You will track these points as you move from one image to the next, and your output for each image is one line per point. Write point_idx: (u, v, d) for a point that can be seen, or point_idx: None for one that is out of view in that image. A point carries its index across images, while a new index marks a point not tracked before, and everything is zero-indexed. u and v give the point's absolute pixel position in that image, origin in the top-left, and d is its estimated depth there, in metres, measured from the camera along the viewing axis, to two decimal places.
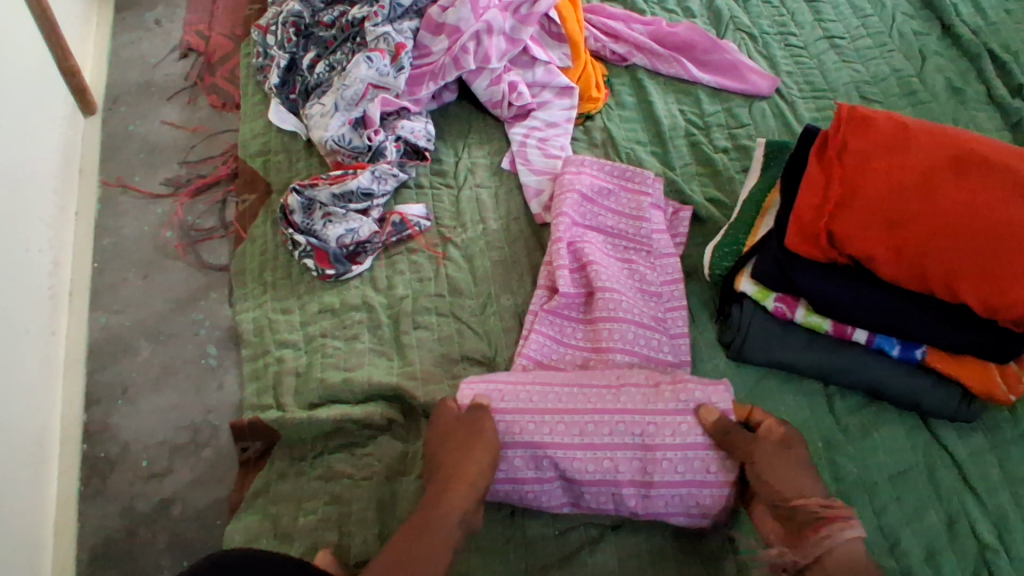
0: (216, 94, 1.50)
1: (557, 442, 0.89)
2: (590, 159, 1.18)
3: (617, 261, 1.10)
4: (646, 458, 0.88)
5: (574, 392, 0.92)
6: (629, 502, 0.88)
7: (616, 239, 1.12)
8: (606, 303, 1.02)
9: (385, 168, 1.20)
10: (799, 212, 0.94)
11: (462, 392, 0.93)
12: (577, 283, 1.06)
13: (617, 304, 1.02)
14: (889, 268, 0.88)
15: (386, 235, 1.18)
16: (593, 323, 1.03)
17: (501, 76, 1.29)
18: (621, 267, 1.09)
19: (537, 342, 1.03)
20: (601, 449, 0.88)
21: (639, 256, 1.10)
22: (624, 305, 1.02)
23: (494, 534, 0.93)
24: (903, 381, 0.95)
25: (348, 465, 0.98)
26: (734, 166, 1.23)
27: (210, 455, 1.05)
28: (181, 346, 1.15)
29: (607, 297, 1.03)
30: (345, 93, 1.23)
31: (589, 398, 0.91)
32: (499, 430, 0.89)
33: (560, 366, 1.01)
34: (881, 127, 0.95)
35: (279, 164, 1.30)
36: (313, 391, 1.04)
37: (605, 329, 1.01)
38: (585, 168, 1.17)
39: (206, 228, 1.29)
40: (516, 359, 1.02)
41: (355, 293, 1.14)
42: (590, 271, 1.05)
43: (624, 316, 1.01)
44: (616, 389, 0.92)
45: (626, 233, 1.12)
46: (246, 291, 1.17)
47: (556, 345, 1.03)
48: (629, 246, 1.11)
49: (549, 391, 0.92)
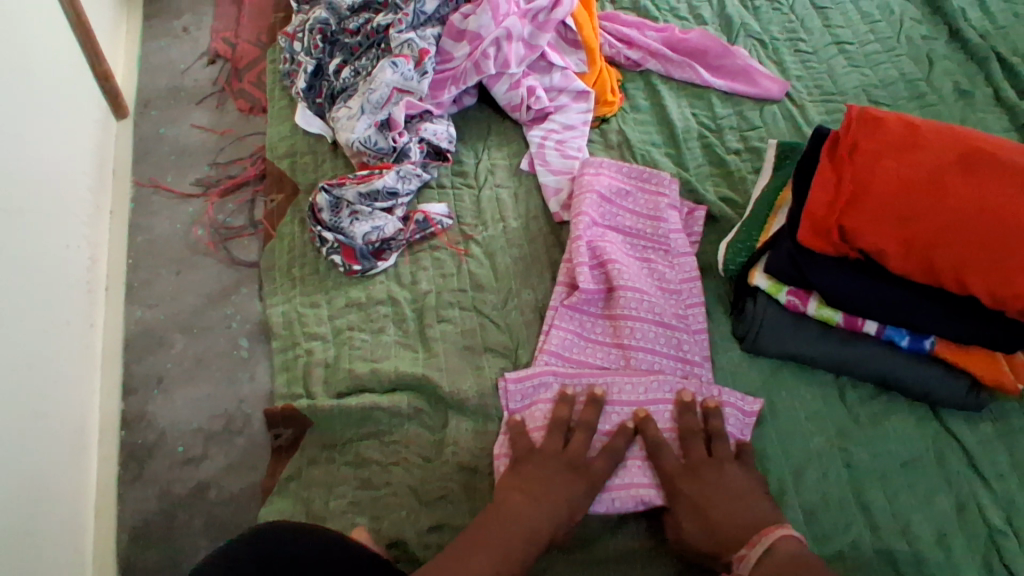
0: (243, 99, 1.55)
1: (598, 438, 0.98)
2: (608, 161, 1.22)
3: (636, 258, 1.14)
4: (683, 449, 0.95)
5: (600, 381, 1.02)
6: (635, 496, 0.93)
7: (635, 239, 1.16)
8: (628, 300, 1.07)
9: (409, 168, 1.25)
10: (812, 208, 0.98)
11: (505, 389, 1.03)
12: (598, 280, 1.10)
13: (638, 302, 1.07)
14: (898, 261, 0.92)
15: (410, 232, 1.22)
16: (613, 320, 1.08)
17: (520, 81, 1.34)
18: (641, 264, 1.13)
19: (559, 336, 1.07)
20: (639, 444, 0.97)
21: (657, 254, 1.15)
22: (644, 304, 1.07)
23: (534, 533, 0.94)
24: (913, 372, 0.98)
25: (375, 451, 1.01)
26: (747, 167, 1.27)
27: (242, 443, 1.09)
28: (213, 339, 1.19)
29: (628, 294, 1.07)
30: (371, 97, 1.27)
31: (618, 386, 1.01)
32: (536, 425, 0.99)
33: (583, 359, 1.06)
34: (891, 127, 0.98)
35: (305, 165, 1.36)
36: (341, 381, 1.08)
37: (627, 327, 1.06)
38: (603, 170, 1.22)
39: (235, 227, 1.33)
40: (539, 354, 1.06)
41: (381, 288, 1.18)
42: (611, 269, 1.09)
43: (644, 314, 1.07)
44: (644, 380, 1.01)
45: (643, 232, 1.17)
46: (275, 286, 1.22)
47: (578, 340, 1.07)
48: (648, 245, 1.16)
49: (576, 377, 1.03)
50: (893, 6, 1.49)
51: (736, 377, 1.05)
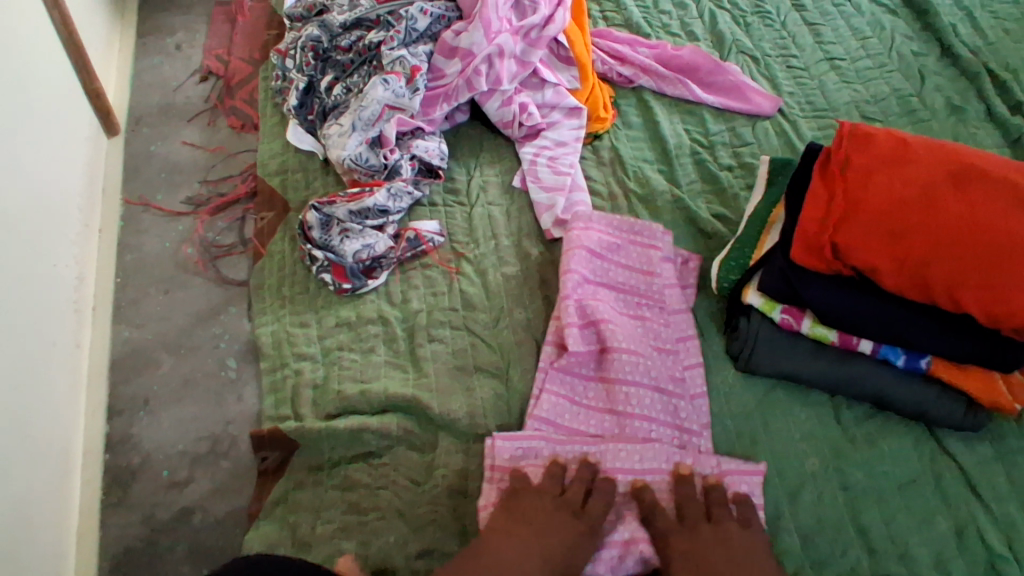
0: (235, 116, 1.54)
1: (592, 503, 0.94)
2: (597, 214, 1.16)
3: (630, 317, 1.08)
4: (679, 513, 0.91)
5: (595, 449, 0.97)
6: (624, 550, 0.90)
7: (628, 295, 1.10)
8: (623, 366, 1.02)
9: (401, 186, 1.24)
10: (804, 225, 0.96)
11: (492, 446, 0.97)
12: (589, 340, 1.05)
13: (634, 367, 1.02)
14: (892, 278, 0.90)
15: (401, 250, 1.21)
16: (607, 385, 1.03)
17: (512, 97, 1.34)
18: (635, 322, 1.07)
19: (550, 402, 1.02)
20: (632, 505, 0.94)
21: (651, 311, 1.09)
22: (638, 369, 1.02)
23: None
24: (908, 392, 0.96)
25: (363, 474, 1.00)
26: (739, 183, 1.26)
27: (229, 466, 1.07)
28: (200, 359, 1.18)
29: (623, 358, 1.02)
30: (363, 114, 1.26)
31: (613, 454, 0.97)
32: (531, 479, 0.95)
33: (576, 426, 1.01)
34: (881, 143, 0.98)
35: (296, 183, 1.35)
36: (330, 402, 1.07)
37: (623, 394, 1.01)
38: (592, 223, 1.15)
39: (225, 245, 1.32)
40: (528, 419, 1.02)
41: (371, 307, 1.17)
42: (605, 332, 1.03)
43: (640, 379, 1.02)
44: (641, 448, 0.97)
45: (636, 288, 1.11)
46: (265, 305, 1.20)
47: (571, 406, 1.02)
48: (641, 302, 1.10)
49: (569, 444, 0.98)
50: (883, 22, 1.50)
51: (730, 396, 1.03)
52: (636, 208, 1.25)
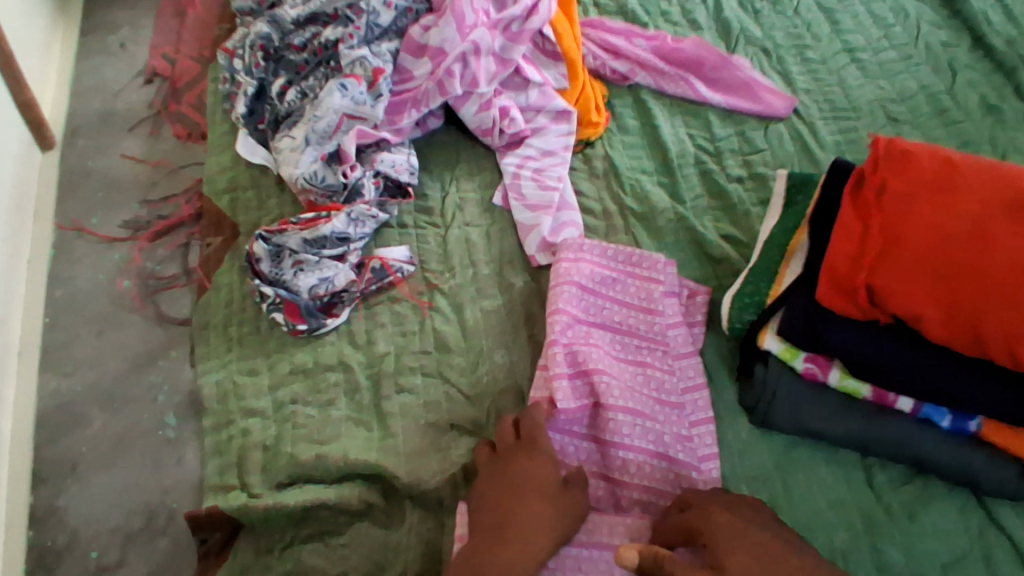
0: (181, 124, 1.39)
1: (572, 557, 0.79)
2: (588, 243, 1.01)
3: (628, 363, 0.94)
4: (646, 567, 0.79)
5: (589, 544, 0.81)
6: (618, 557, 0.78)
7: (625, 338, 0.96)
8: (620, 427, 0.87)
9: (362, 210, 1.09)
10: (833, 264, 0.82)
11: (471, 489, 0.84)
12: (580, 393, 0.89)
13: (632, 427, 0.88)
14: (938, 329, 0.76)
15: (365, 283, 1.06)
16: (600, 447, 0.89)
17: (491, 101, 1.17)
18: (634, 370, 0.93)
19: None
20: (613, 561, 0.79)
21: (653, 355, 0.94)
22: (637, 429, 0.88)
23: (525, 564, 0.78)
24: (954, 458, 0.81)
25: (319, 558, 0.86)
26: (751, 198, 1.10)
27: (167, 545, 0.94)
28: (137, 415, 1.04)
29: (619, 416, 0.88)
30: (317, 126, 1.11)
31: (608, 527, 0.82)
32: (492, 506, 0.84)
33: None
34: (925, 163, 0.82)
35: (247, 202, 1.18)
36: (282, 469, 0.92)
37: (620, 460, 0.87)
38: (583, 253, 1.00)
39: (166, 276, 1.17)
40: None
41: (331, 351, 1.01)
42: (598, 386, 0.88)
43: (638, 440, 0.88)
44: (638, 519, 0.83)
45: (635, 329, 0.96)
46: (209, 349, 1.05)
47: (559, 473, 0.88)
48: (641, 345, 0.95)
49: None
50: (907, 8, 1.33)
51: (745, 457, 0.88)
52: (634, 228, 1.09)
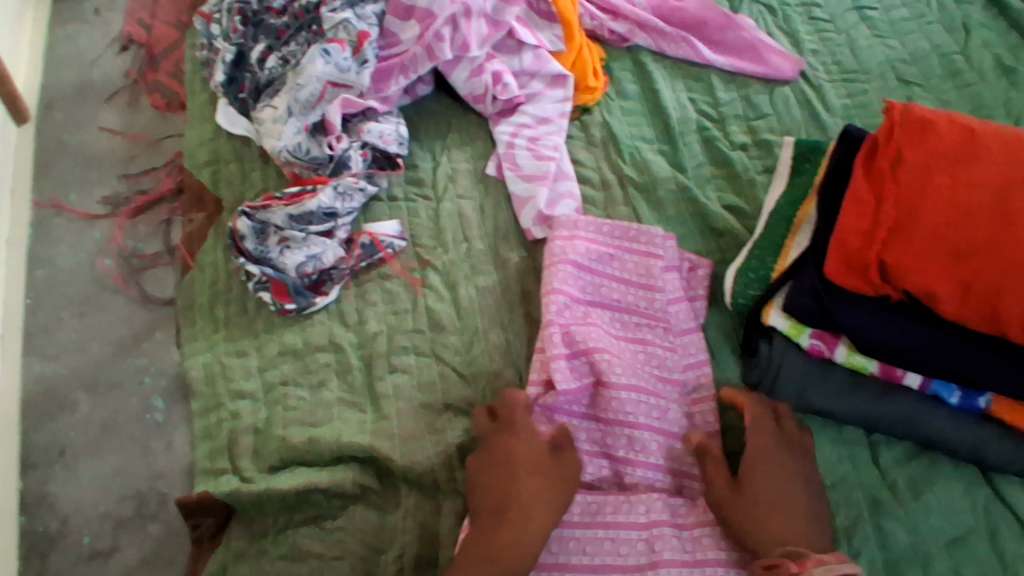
0: (158, 93, 1.33)
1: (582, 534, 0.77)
2: (582, 219, 0.97)
3: (629, 342, 0.90)
4: (651, 536, 0.76)
5: (599, 528, 0.78)
6: (639, 511, 0.78)
7: (624, 316, 0.92)
8: (622, 405, 0.84)
9: (350, 183, 1.04)
10: (843, 238, 0.78)
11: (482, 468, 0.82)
12: (580, 374, 0.86)
13: (636, 405, 0.84)
14: (953, 306, 0.73)
15: (354, 259, 1.02)
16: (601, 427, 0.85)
17: (483, 65, 1.12)
18: (635, 347, 0.90)
19: None
20: (624, 539, 0.77)
21: (654, 333, 0.91)
22: (640, 408, 0.84)
23: None
24: (962, 435, 0.79)
25: (315, 542, 0.84)
26: (755, 167, 1.06)
27: (158, 531, 0.92)
28: (124, 399, 1.01)
29: (621, 394, 0.84)
30: (299, 95, 1.06)
31: (613, 506, 0.79)
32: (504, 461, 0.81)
33: None
34: (943, 132, 0.78)
35: (230, 176, 1.14)
36: (273, 452, 0.89)
37: (625, 437, 0.83)
38: (578, 231, 0.96)
39: (149, 255, 1.14)
40: None
41: (320, 331, 0.98)
42: (599, 365, 0.85)
43: (643, 417, 0.84)
44: (645, 499, 0.78)
45: (634, 306, 0.93)
46: (195, 330, 1.02)
47: None
48: (641, 323, 0.92)
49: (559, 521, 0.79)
50: None
51: None
52: (634, 199, 1.04)
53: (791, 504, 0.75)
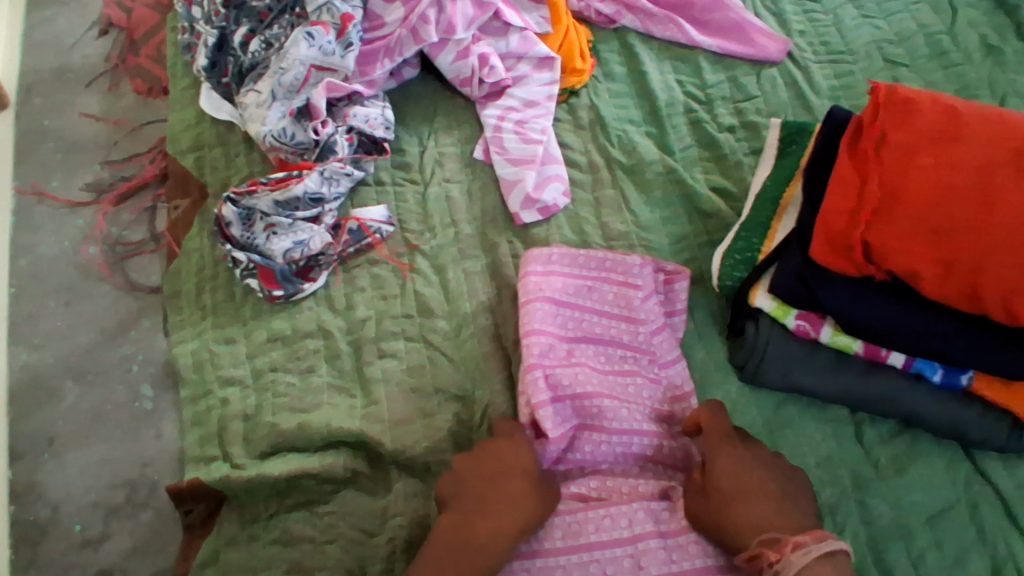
0: (140, 78, 1.31)
1: (565, 555, 0.75)
2: (557, 252, 0.93)
3: (614, 377, 0.87)
4: (636, 551, 0.74)
5: (583, 552, 0.75)
6: (621, 524, 0.76)
7: (608, 349, 0.89)
8: (607, 450, 0.83)
9: (336, 167, 1.03)
10: (828, 219, 0.79)
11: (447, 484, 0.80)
12: (567, 417, 0.84)
13: (619, 448, 0.84)
14: (934, 285, 0.74)
15: (342, 245, 1.02)
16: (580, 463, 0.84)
17: (469, 47, 1.10)
18: (621, 382, 0.87)
19: None
20: (608, 555, 0.74)
21: (639, 365, 0.89)
22: (626, 446, 0.84)
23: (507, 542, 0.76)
24: (946, 412, 0.80)
25: (306, 527, 0.84)
26: (742, 148, 1.06)
27: (150, 518, 0.92)
28: (111, 387, 1.01)
29: (604, 440, 0.83)
30: (283, 79, 1.04)
31: (595, 524, 0.76)
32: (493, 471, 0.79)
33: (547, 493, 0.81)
34: (926, 111, 0.78)
35: (214, 162, 1.13)
36: (263, 439, 0.90)
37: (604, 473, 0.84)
38: (553, 266, 0.92)
39: (133, 242, 1.13)
40: None
41: (308, 317, 0.98)
42: (587, 410, 0.84)
43: (623, 459, 0.84)
44: (627, 511, 0.76)
45: (615, 340, 0.90)
46: (182, 318, 1.02)
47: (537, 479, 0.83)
48: (625, 355, 0.89)
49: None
50: None
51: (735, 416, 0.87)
52: (621, 182, 1.04)
53: (762, 493, 0.74)
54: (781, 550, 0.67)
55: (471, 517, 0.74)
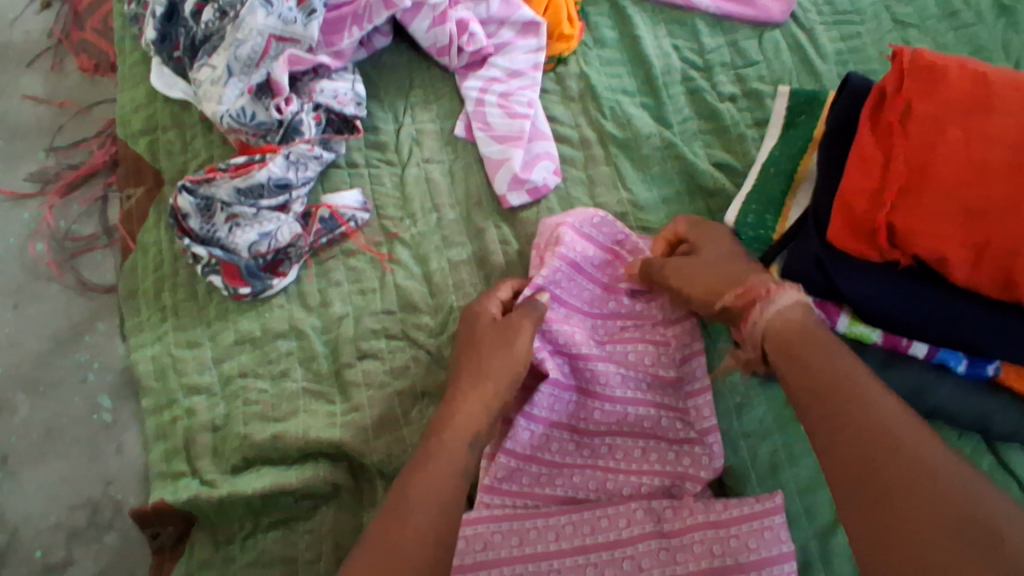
0: (85, 54, 1.19)
1: (561, 562, 0.69)
2: (601, 215, 0.87)
3: (615, 342, 0.82)
4: (634, 553, 0.70)
5: (579, 554, 0.70)
6: (620, 524, 0.71)
7: (614, 319, 0.85)
8: (605, 418, 0.78)
9: (303, 150, 0.94)
10: (850, 199, 0.72)
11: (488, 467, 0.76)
12: (563, 381, 0.80)
13: (620, 416, 0.78)
14: (964, 270, 0.68)
15: (313, 235, 0.93)
16: (577, 439, 0.79)
17: (446, 12, 1.00)
18: (623, 347, 0.81)
19: (505, 467, 0.75)
20: (606, 557, 0.70)
21: (647, 331, 0.83)
22: (624, 412, 0.78)
23: (497, 546, 0.70)
24: (971, 405, 0.74)
25: (285, 547, 0.78)
26: (745, 119, 0.98)
27: (114, 541, 0.85)
28: (66, 398, 0.92)
29: (599, 406, 0.79)
30: (240, 52, 0.94)
31: (591, 526, 0.71)
32: (484, 466, 0.76)
33: (543, 494, 0.75)
34: (954, 80, 0.71)
35: (169, 145, 1.03)
36: (234, 451, 0.82)
37: (605, 447, 0.77)
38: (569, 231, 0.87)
39: (84, 236, 1.03)
40: (482, 493, 0.75)
41: (280, 315, 0.90)
42: (582, 373, 0.80)
43: (623, 432, 0.78)
44: (625, 511, 0.72)
45: (621, 307, 0.85)
46: (141, 320, 0.93)
47: (535, 469, 0.77)
48: (631, 323, 0.84)
49: (513, 537, 0.71)
50: None
51: (743, 412, 0.80)
52: (616, 158, 0.96)
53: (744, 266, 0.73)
54: (776, 286, 0.65)
55: (429, 454, 0.67)
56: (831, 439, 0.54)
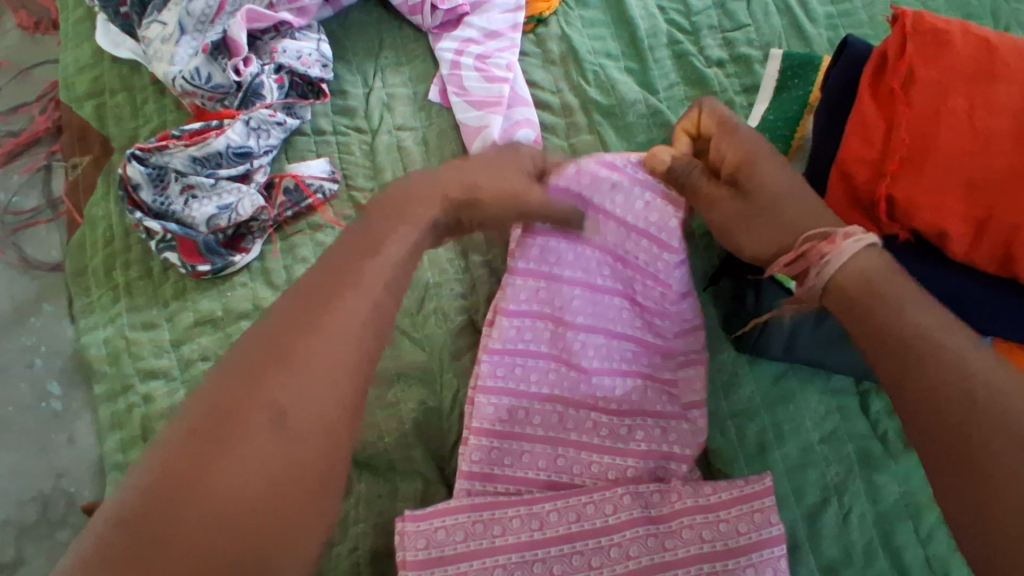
0: (25, 11, 1.09)
1: (548, 551, 0.66)
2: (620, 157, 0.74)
3: (613, 295, 0.76)
4: (623, 539, 0.67)
5: (564, 543, 0.66)
6: (606, 509, 0.68)
7: (622, 270, 0.76)
8: (590, 397, 0.74)
9: (264, 115, 0.88)
10: (850, 169, 0.69)
11: (466, 448, 0.72)
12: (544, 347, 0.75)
13: (608, 393, 0.74)
14: (964, 247, 0.65)
15: (277, 208, 0.87)
16: (559, 415, 0.73)
17: None
18: (621, 305, 0.76)
19: (482, 450, 0.71)
20: (593, 543, 0.67)
21: (650, 290, 0.75)
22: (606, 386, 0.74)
23: (477, 535, 0.66)
24: None
25: None
26: (733, 86, 0.92)
27: (67, 538, 0.80)
28: (13, 385, 0.87)
29: (586, 382, 0.74)
30: (192, 7, 0.89)
31: (577, 513, 0.67)
32: (461, 453, 0.72)
33: (525, 481, 0.71)
34: (958, 47, 0.67)
35: (117, 110, 0.95)
36: None
37: (591, 425, 0.73)
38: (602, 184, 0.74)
39: (27, 210, 0.96)
40: (461, 479, 0.71)
41: (242, 294, 0.84)
42: (562, 342, 0.75)
43: (609, 411, 0.74)
44: (612, 496, 0.68)
45: (633, 255, 0.75)
46: (92, 300, 0.87)
47: (513, 453, 0.72)
48: (641, 278, 0.75)
49: (495, 526, 0.67)
50: None
51: (731, 390, 0.77)
52: (600, 126, 0.91)
53: (802, 207, 0.62)
54: (828, 242, 0.57)
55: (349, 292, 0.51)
56: (903, 379, 0.51)
